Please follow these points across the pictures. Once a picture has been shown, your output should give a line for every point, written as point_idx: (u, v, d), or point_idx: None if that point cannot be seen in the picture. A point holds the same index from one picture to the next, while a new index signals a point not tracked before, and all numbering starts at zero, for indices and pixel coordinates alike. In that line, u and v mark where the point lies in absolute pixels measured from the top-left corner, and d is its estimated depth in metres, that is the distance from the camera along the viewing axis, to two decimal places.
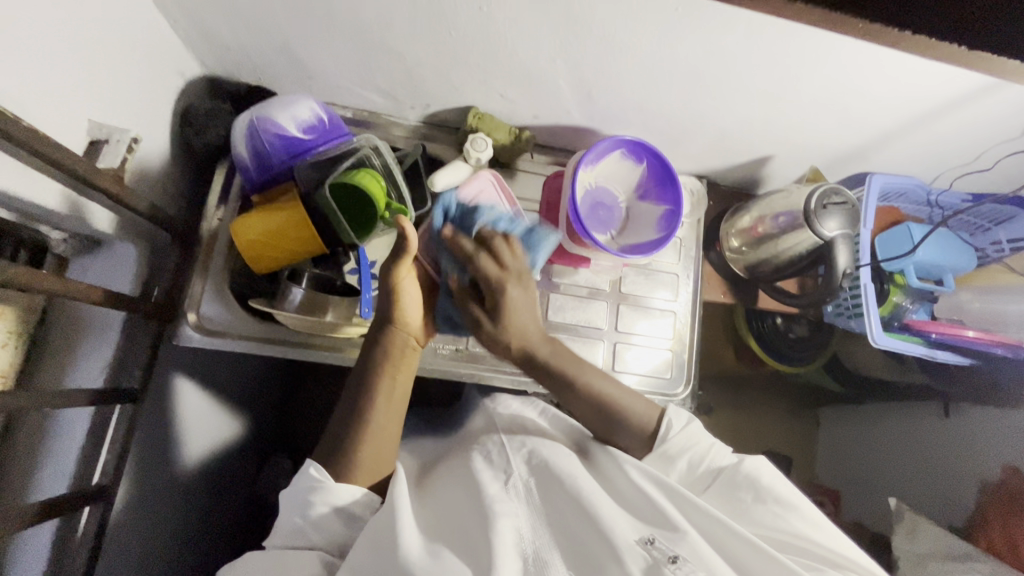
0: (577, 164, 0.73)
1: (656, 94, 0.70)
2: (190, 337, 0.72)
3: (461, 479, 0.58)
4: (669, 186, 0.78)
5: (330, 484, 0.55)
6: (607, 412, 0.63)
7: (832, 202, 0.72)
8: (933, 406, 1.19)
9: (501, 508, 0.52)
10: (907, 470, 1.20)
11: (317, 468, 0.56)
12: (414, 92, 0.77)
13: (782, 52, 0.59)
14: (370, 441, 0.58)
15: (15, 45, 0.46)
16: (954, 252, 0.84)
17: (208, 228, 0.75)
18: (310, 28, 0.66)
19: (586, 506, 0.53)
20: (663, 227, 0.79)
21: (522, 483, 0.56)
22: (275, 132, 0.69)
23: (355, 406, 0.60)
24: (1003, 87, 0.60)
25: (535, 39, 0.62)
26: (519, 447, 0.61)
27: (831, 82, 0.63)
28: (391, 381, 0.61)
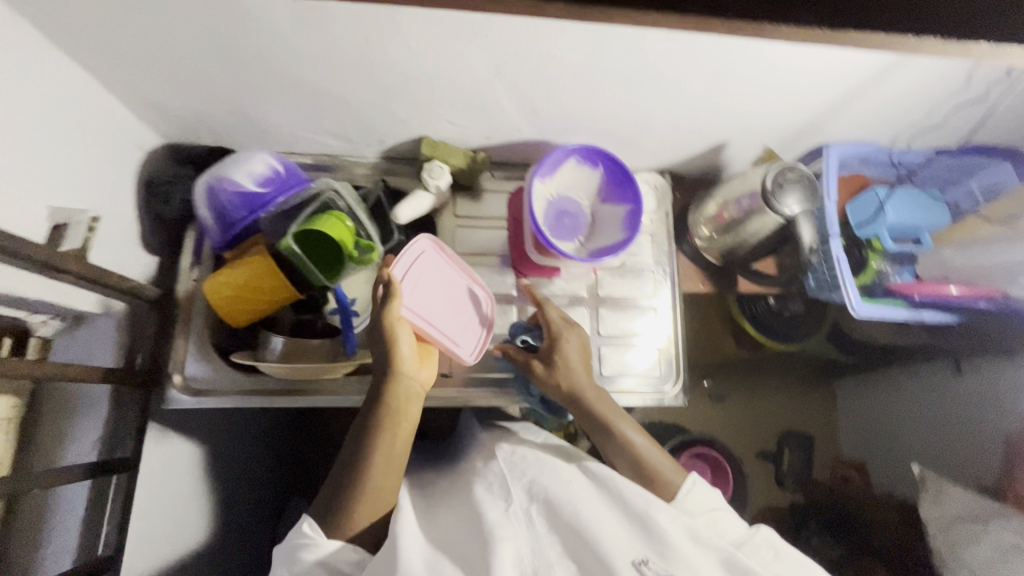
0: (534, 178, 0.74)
1: (597, 101, 0.71)
2: (178, 399, 0.73)
3: (466, 508, 0.59)
4: (629, 186, 0.79)
5: (320, 547, 0.54)
6: (638, 465, 0.66)
7: (787, 179, 0.71)
8: (945, 365, 1.17)
9: (503, 532, 0.53)
10: (928, 434, 1.18)
11: (310, 525, 0.57)
12: (367, 132, 0.79)
13: (695, 56, 0.61)
14: (371, 485, 0.58)
15: None
16: (924, 209, 0.84)
17: (183, 292, 0.76)
18: (254, 86, 0.68)
19: (583, 528, 0.54)
20: (628, 228, 0.79)
21: (522, 510, 0.57)
22: (232, 190, 0.70)
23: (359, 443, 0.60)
24: (907, 62, 0.62)
25: (468, 67, 0.64)
26: (520, 477, 0.61)
27: (762, 67, 0.63)
28: (388, 429, 0.61)
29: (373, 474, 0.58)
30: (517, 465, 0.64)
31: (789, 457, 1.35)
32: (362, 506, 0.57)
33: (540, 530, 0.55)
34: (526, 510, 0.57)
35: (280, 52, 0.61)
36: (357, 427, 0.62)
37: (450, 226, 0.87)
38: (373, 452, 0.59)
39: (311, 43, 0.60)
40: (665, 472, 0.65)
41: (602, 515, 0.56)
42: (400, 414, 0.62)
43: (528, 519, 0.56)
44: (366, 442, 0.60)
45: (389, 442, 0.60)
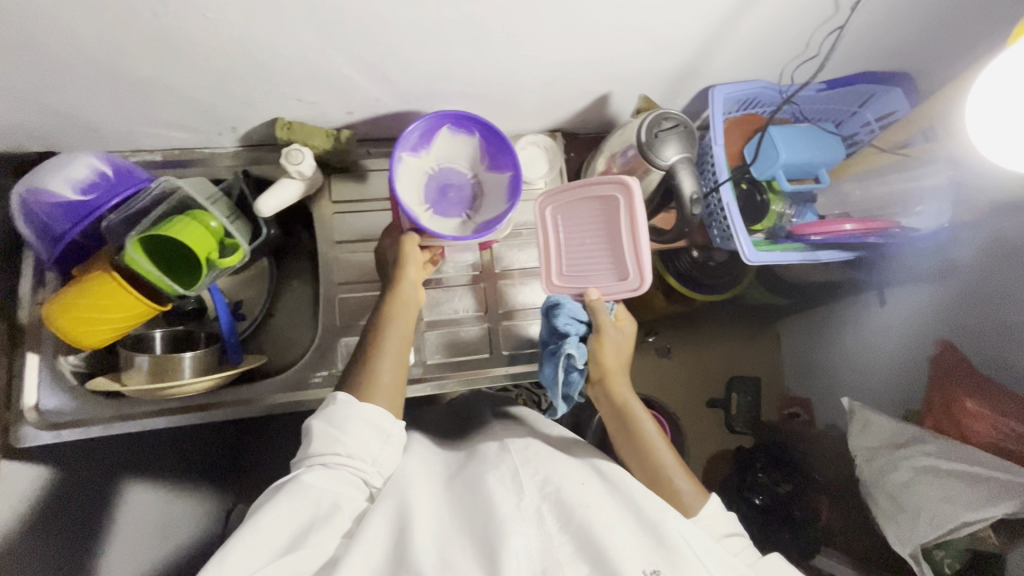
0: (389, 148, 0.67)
1: (452, 61, 0.64)
2: (35, 435, 0.67)
3: (464, 502, 0.54)
4: (509, 152, 0.72)
5: (359, 407, 0.56)
6: (654, 467, 0.63)
7: (662, 128, 0.67)
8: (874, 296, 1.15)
9: (513, 535, 0.47)
10: (857, 366, 1.19)
11: (346, 397, 0.57)
12: (212, 119, 0.71)
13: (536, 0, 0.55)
14: (384, 369, 0.61)
15: None
16: (820, 144, 0.81)
17: (29, 319, 0.69)
18: (56, 82, 0.60)
19: (593, 530, 0.48)
20: (513, 195, 0.71)
21: (532, 507, 0.51)
22: (50, 201, 0.63)
23: (368, 345, 0.64)
24: None
25: (289, 34, 0.56)
26: (534, 473, 0.56)
27: (614, 8, 0.58)
28: (400, 322, 0.66)
29: (384, 359, 0.62)
30: (531, 459, 0.58)
31: (737, 400, 1.35)
32: (388, 375, 0.61)
33: (547, 529, 0.50)
34: (537, 509, 0.51)
35: (63, 40, 0.53)
36: (367, 334, 0.66)
37: (328, 213, 0.80)
38: (391, 334, 0.64)
39: (92, 24, 0.52)
40: (683, 484, 0.62)
41: (614, 520, 0.51)
42: (409, 315, 0.67)
43: (537, 515, 0.51)
44: (379, 338, 0.64)
45: (400, 330, 0.65)
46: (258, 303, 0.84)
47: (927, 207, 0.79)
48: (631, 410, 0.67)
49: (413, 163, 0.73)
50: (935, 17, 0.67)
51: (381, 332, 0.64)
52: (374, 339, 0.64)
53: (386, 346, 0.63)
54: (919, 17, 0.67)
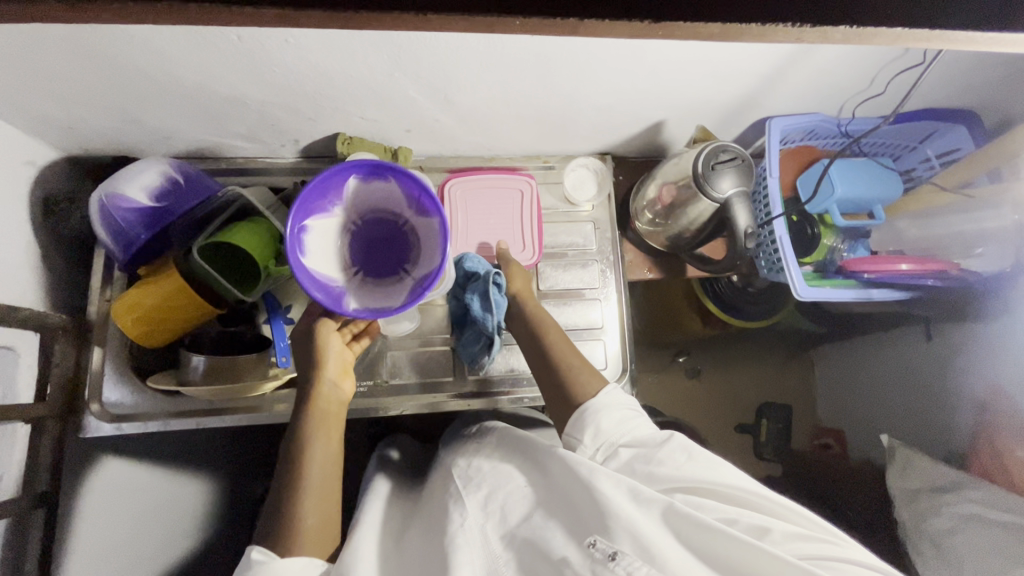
0: (285, 232, 0.51)
1: (514, 88, 0.65)
2: (97, 426, 0.70)
3: (428, 534, 0.54)
4: (432, 190, 0.56)
5: (275, 568, 0.47)
6: (551, 365, 0.65)
7: (720, 160, 0.67)
8: (918, 332, 1.12)
9: (461, 550, 0.48)
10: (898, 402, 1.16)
11: (261, 551, 0.49)
12: (277, 132, 0.74)
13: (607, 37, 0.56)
14: (311, 491, 0.54)
15: None
16: (877, 180, 0.80)
17: (97, 315, 0.73)
18: (140, 95, 0.63)
19: (537, 538, 0.48)
20: (450, 246, 0.56)
21: (478, 528, 0.51)
22: (126, 206, 0.66)
23: (287, 469, 0.55)
24: (808, 51, 0.61)
25: (362, 59, 0.58)
26: (477, 491, 0.56)
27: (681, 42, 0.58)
28: (320, 428, 0.58)
29: (310, 479, 0.54)
30: (472, 480, 0.58)
31: (767, 426, 1.34)
32: (314, 516, 0.52)
33: (496, 545, 0.50)
34: (484, 531, 0.51)
35: (153, 58, 0.56)
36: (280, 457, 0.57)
37: None
38: (314, 445, 0.57)
39: (181, 45, 0.54)
40: (580, 376, 0.63)
41: (552, 516, 0.50)
42: (330, 418, 0.60)
43: (483, 536, 0.50)
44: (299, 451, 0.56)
45: (325, 445, 0.57)
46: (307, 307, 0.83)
47: (989, 250, 0.76)
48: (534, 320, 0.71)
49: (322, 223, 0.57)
50: (1010, 62, 0.65)
51: (300, 452, 0.56)
52: (291, 462, 0.56)
53: (306, 476, 0.54)
54: (994, 60, 0.65)
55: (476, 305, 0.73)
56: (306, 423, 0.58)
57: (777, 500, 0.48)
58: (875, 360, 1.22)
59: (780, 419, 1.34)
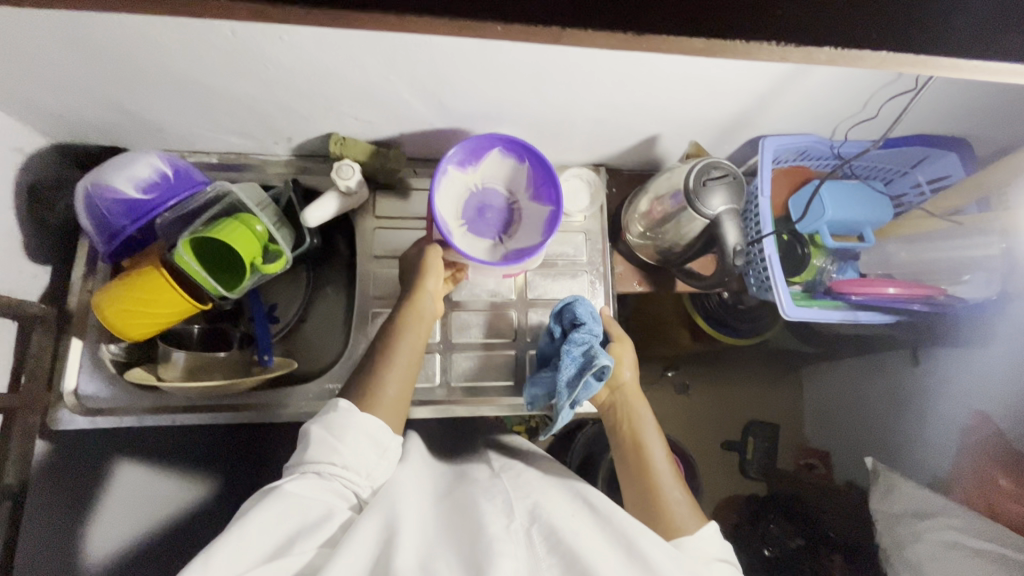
0: (436, 167, 0.68)
1: (510, 96, 0.65)
2: (70, 419, 0.68)
3: (461, 515, 0.52)
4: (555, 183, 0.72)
5: (358, 416, 0.57)
6: (647, 483, 0.65)
7: (711, 176, 0.67)
8: (904, 356, 1.12)
9: (503, 548, 0.46)
10: (884, 426, 1.15)
11: (349, 402, 0.58)
12: (270, 129, 0.73)
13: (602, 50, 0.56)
14: (394, 372, 0.63)
15: None
16: (868, 203, 0.80)
17: (76, 305, 0.71)
18: (131, 86, 0.63)
19: (581, 551, 0.47)
20: (550, 230, 0.71)
21: (521, 528, 0.50)
22: (112, 197, 0.65)
23: (381, 350, 0.65)
24: (801, 73, 0.61)
25: (356, 60, 0.58)
26: (524, 499, 0.55)
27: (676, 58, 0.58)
28: (413, 320, 0.68)
29: (396, 361, 0.64)
30: (523, 487, 0.57)
31: (753, 445, 1.33)
32: (392, 391, 0.62)
33: (538, 551, 0.48)
34: (527, 530, 0.50)
35: (147, 50, 0.56)
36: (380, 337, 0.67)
37: (370, 227, 0.82)
38: (404, 339, 0.66)
39: (174, 38, 0.54)
40: (676, 509, 0.62)
41: (599, 544, 0.49)
42: (422, 318, 0.69)
43: (524, 537, 0.49)
44: (394, 338, 0.66)
45: (413, 338, 0.67)
46: (292, 307, 0.86)
47: (976, 277, 0.77)
48: (638, 428, 0.70)
49: (457, 177, 0.74)
50: (1002, 93, 0.66)
51: (395, 335, 0.66)
52: (386, 342, 0.66)
53: (396, 355, 0.65)
54: (987, 89, 0.66)
55: (566, 374, 0.67)
56: (404, 312, 0.68)
57: None
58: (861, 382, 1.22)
59: (766, 438, 1.33)
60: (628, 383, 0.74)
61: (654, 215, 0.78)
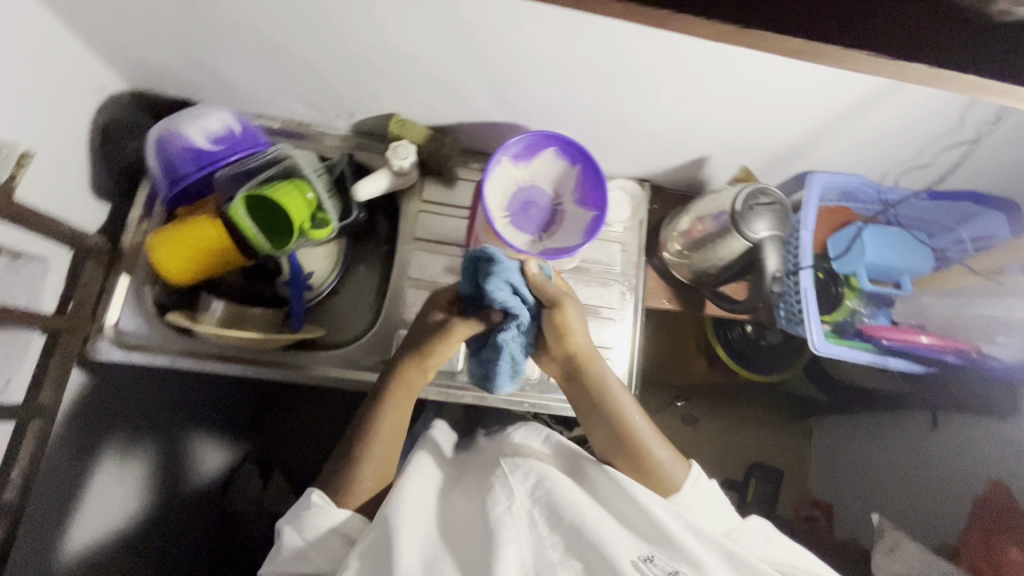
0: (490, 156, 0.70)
1: (571, 98, 0.68)
2: (107, 352, 0.71)
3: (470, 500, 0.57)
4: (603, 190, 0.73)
5: (330, 513, 0.58)
6: (629, 445, 0.66)
7: (758, 202, 0.68)
8: (920, 417, 1.09)
9: (506, 533, 0.51)
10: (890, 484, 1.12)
11: (319, 494, 0.60)
12: (335, 102, 0.76)
13: (673, 53, 0.57)
14: (376, 454, 0.64)
15: None
16: (908, 251, 0.80)
17: (128, 243, 0.74)
18: (217, 43, 0.66)
19: (586, 532, 0.52)
20: (590, 234, 0.72)
21: (524, 510, 0.54)
22: (182, 145, 0.68)
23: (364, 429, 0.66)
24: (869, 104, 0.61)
25: (432, 44, 0.61)
26: (524, 476, 0.58)
27: (741, 77, 0.59)
28: (398, 396, 0.68)
29: (376, 440, 0.65)
30: (518, 464, 0.60)
31: (754, 487, 1.31)
32: (372, 478, 0.63)
33: (542, 531, 0.53)
34: (528, 513, 0.54)
35: (242, 11, 0.59)
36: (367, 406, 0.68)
37: (414, 210, 0.84)
38: (388, 415, 0.66)
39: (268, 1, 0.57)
40: (665, 464, 0.65)
41: (602, 518, 0.55)
42: (410, 391, 0.69)
43: (529, 518, 0.54)
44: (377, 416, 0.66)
45: (397, 416, 0.67)
46: (326, 279, 0.85)
47: (1009, 340, 0.75)
48: (607, 390, 0.68)
49: (508, 169, 0.76)
50: None
51: (380, 407, 0.67)
52: (371, 415, 0.67)
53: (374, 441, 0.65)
54: None
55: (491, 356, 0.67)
56: (391, 388, 0.68)
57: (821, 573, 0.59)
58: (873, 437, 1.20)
59: (768, 481, 1.31)
60: (580, 345, 0.69)
61: (694, 234, 0.79)
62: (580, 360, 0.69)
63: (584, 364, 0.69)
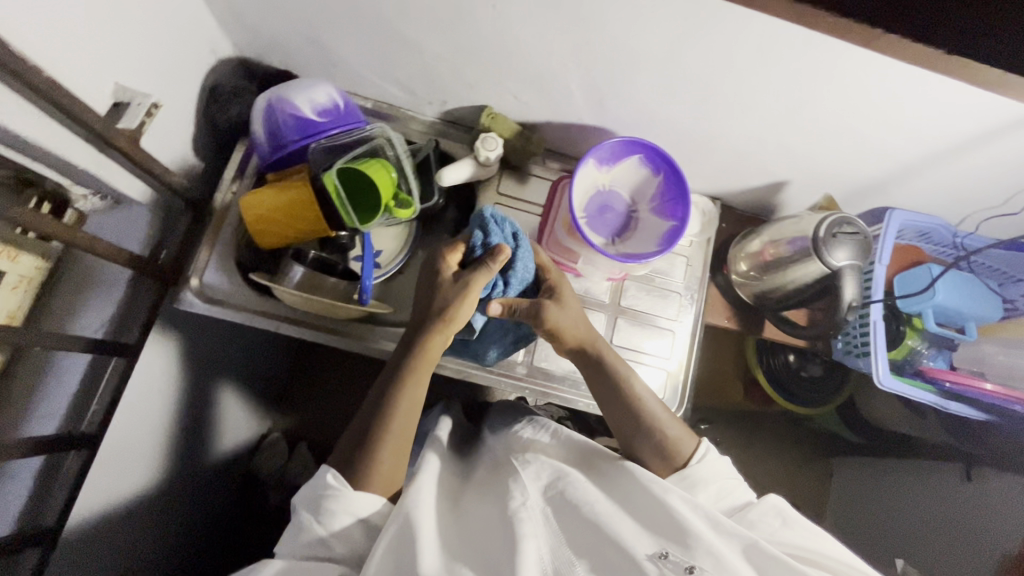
0: (581, 160, 0.71)
1: (668, 107, 0.69)
2: (190, 302, 0.74)
3: (485, 506, 0.59)
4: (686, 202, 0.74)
5: (346, 497, 0.56)
6: (638, 423, 0.67)
7: (843, 231, 0.69)
8: (954, 469, 1.08)
9: (525, 529, 0.52)
10: (914, 531, 1.11)
11: (334, 476, 0.57)
12: (432, 88, 0.78)
13: (828, 67, 0.57)
14: (392, 437, 0.61)
15: (63, 13, 0.50)
16: (977, 298, 0.80)
17: (219, 201, 0.77)
18: (336, 19, 0.68)
19: (602, 527, 0.53)
20: (668, 244, 0.73)
21: (538, 508, 0.56)
22: (291, 113, 0.71)
23: (377, 409, 0.64)
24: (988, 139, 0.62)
25: (547, 42, 0.63)
26: (539, 478, 0.61)
27: (860, 100, 0.60)
28: (417, 376, 0.65)
29: (392, 425, 0.62)
30: (533, 468, 0.63)
31: None
32: (389, 461, 0.60)
33: (555, 528, 0.54)
34: (542, 512, 0.56)
35: None
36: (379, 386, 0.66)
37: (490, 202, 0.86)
38: (402, 394, 0.64)
39: None
40: (673, 438, 0.65)
41: (616, 515, 0.55)
42: (424, 363, 0.66)
43: (544, 516, 0.55)
44: (391, 397, 0.64)
45: (412, 395, 0.64)
46: (394, 257, 0.85)
47: None
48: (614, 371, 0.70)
49: (591, 172, 0.76)
50: None
51: (394, 388, 0.64)
52: (384, 395, 0.64)
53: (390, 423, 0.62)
54: None
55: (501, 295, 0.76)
56: (410, 365, 0.66)
57: (846, 562, 0.55)
58: (902, 484, 1.18)
59: None
60: (585, 334, 0.72)
61: (766, 258, 0.78)
62: (582, 345, 0.71)
63: (590, 347, 0.71)
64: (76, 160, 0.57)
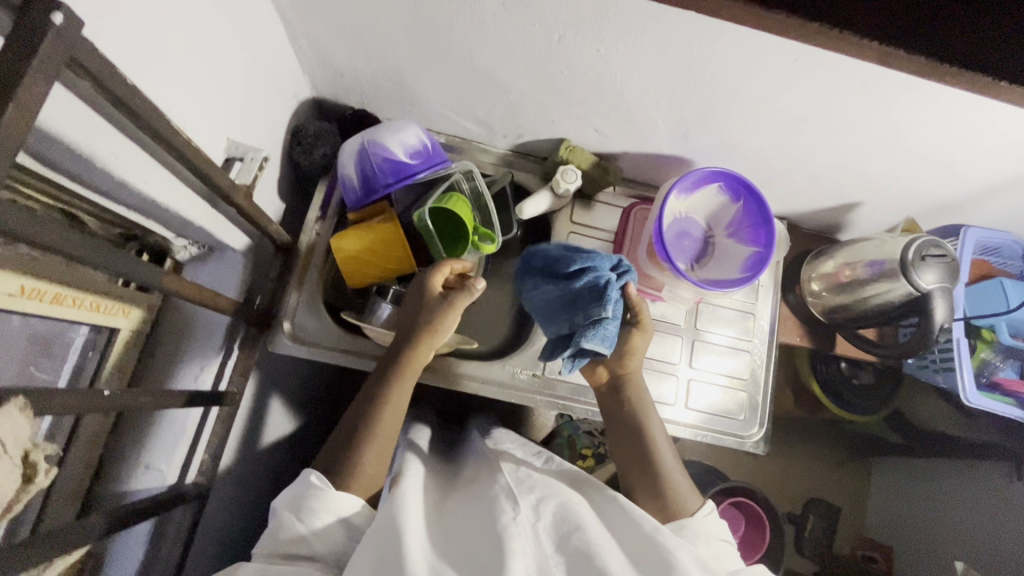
0: (666, 191, 0.73)
1: (753, 136, 0.70)
2: (283, 345, 0.74)
3: (468, 518, 0.53)
4: (772, 229, 0.75)
5: (329, 496, 0.54)
6: (651, 463, 0.63)
7: (930, 254, 0.71)
8: (1002, 468, 1.05)
9: (515, 546, 0.47)
10: (954, 531, 1.10)
11: (317, 476, 0.55)
12: (510, 123, 0.79)
13: (926, 105, 0.58)
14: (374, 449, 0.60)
15: (190, 76, 0.51)
16: None
17: (305, 242, 0.78)
18: (427, 63, 0.69)
19: (592, 554, 0.47)
20: (756, 271, 0.74)
21: (529, 525, 0.50)
22: (383, 155, 0.72)
23: (366, 404, 0.64)
24: None
25: (643, 80, 0.64)
26: (529, 491, 0.55)
27: (952, 129, 0.61)
28: (406, 375, 0.66)
29: (381, 420, 0.63)
30: (524, 479, 0.57)
31: (813, 521, 1.29)
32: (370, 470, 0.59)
33: (546, 546, 0.49)
34: (532, 527, 0.50)
35: (471, 38, 0.63)
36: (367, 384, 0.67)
37: (564, 231, 0.86)
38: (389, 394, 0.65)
39: (504, 29, 0.60)
40: (680, 489, 0.61)
41: (610, 546, 0.49)
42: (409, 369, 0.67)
43: (534, 533, 0.49)
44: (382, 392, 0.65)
45: (398, 397, 0.65)
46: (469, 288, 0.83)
47: None
48: (640, 405, 0.68)
49: (673, 201, 0.78)
50: None
51: (382, 385, 0.65)
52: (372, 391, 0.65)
53: (378, 420, 0.62)
54: None
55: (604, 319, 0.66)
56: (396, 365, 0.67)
57: None
58: (945, 485, 1.15)
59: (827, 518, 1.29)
60: (633, 371, 0.70)
61: (840, 278, 0.81)
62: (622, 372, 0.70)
63: (628, 376, 0.70)
64: (191, 216, 0.57)
